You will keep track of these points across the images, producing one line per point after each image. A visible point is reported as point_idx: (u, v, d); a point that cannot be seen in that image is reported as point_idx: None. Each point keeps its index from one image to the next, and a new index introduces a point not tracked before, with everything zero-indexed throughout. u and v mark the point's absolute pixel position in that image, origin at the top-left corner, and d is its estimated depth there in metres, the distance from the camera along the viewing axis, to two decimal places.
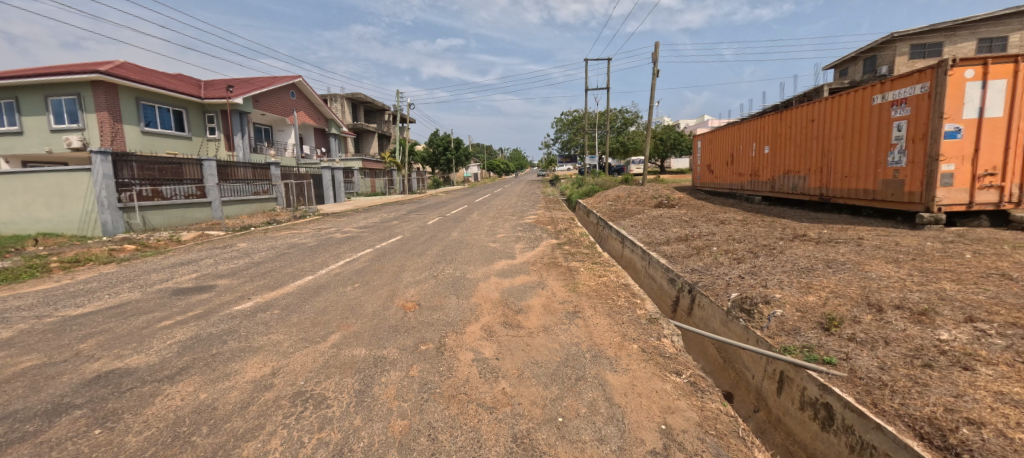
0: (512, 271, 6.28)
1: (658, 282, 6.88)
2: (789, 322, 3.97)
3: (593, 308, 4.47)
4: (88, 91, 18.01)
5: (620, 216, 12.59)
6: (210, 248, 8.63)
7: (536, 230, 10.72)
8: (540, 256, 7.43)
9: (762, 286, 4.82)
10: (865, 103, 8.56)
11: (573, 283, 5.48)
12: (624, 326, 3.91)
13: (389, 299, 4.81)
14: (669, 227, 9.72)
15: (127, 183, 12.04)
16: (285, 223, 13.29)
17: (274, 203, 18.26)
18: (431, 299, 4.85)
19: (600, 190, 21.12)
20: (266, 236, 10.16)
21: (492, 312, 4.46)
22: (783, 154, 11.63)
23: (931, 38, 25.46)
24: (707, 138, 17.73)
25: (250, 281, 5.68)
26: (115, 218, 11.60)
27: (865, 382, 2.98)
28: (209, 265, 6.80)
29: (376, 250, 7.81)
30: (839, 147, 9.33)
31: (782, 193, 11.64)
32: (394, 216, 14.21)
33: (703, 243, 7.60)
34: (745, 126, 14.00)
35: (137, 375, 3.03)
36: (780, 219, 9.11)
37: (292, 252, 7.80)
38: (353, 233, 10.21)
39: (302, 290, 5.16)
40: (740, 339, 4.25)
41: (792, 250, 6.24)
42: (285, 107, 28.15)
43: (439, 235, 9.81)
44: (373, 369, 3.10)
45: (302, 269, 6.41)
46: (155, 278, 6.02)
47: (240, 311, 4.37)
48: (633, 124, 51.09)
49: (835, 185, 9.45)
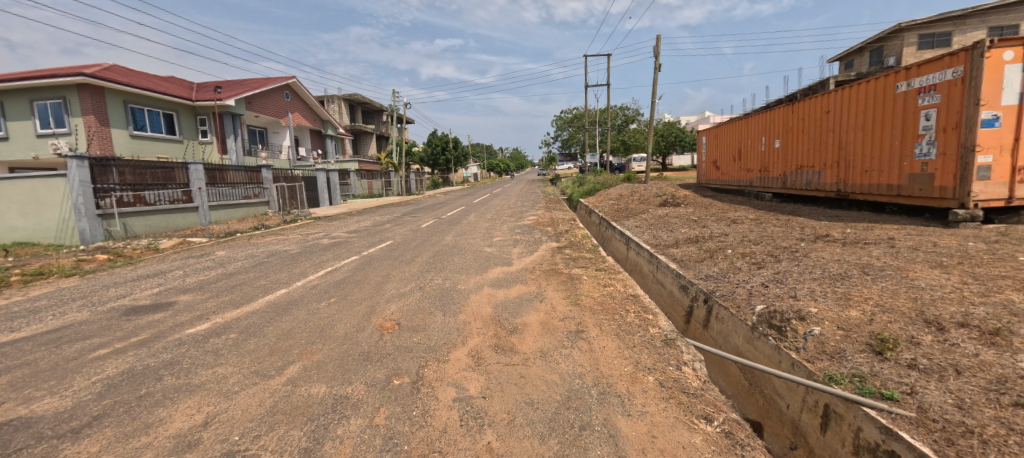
0: (508, 281, 5.68)
1: (668, 289, 6.31)
2: (830, 342, 3.36)
3: (599, 327, 3.87)
4: (73, 94, 17.45)
5: (623, 216, 12.00)
6: (185, 257, 8.05)
7: (536, 233, 10.13)
8: (540, 262, 6.82)
9: (792, 297, 4.22)
10: (887, 91, 7.95)
11: (575, 295, 4.88)
12: (636, 351, 3.31)
13: (365, 318, 4.21)
14: (677, 228, 9.08)
15: (107, 189, 11.47)
16: (274, 228, 12.74)
17: (265, 206, 17.71)
18: (413, 317, 4.24)
19: (602, 188, 20.49)
20: (249, 243, 9.58)
21: (482, 333, 3.87)
22: (795, 148, 10.99)
23: (940, 27, 24.78)
24: (712, 134, 17.10)
25: (215, 297, 5.08)
26: (94, 226, 11.02)
27: (942, 427, 2.38)
28: (177, 277, 6.21)
29: (361, 258, 7.23)
30: (857, 140, 8.73)
31: (795, 189, 11.02)
32: (387, 219, 13.56)
33: (716, 246, 6.98)
34: (753, 119, 13.35)
35: (36, 427, 2.46)
36: (796, 217, 8.48)
37: (271, 261, 7.20)
38: (341, 239, 9.61)
39: (270, 307, 4.57)
40: (771, 361, 3.65)
41: (818, 253, 5.62)
42: (279, 108, 27.59)
43: (432, 239, 9.22)
44: (330, 416, 2.51)
45: (277, 280, 5.83)
46: (111, 294, 5.42)
47: (192, 335, 3.81)
48: (634, 121, 50.49)
49: (853, 180, 8.85)
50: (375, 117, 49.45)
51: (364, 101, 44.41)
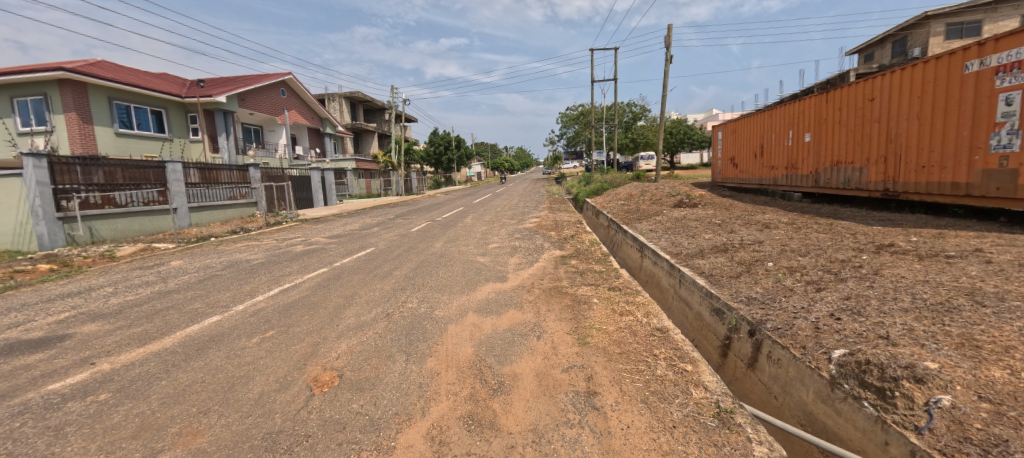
0: (498, 304, 4.54)
1: (694, 311, 5.22)
2: (976, 425, 2.17)
3: (617, 386, 2.72)
4: (54, 90, 16.61)
5: (635, 218, 10.85)
6: (134, 268, 6.99)
7: (538, 238, 9.02)
8: (540, 276, 5.70)
9: (884, 339, 3.05)
10: (950, 72, 6.73)
11: (582, 328, 3.72)
12: (679, 439, 2.17)
13: (297, 367, 3.07)
14: (699, 233, 7.92)
15: (68, 190, 10.47)
16: (253, 232, 11.75)
17: (253, 208, 16.78)
18: (363, 365, 3.10)
19: (610, 187, 19.34)
20: (215, 250, 8.50)
21: (453, 392, 2.75)
22: (829, 142, 9.75)
23: (969, 15, 23.27)
24: (729, 129, 15.85)
25: (124, 329, 3.99)
26: (54, 230, 10.03)
27: None
28: (100, 297, 5.10)
29: (331, 271, 6.13)
30: (910, 131, 7.51)
31: (829, 188, 9.79)
32: (377, 222, 12.53)
33: (752, 257, 5.83)
34: (778, 111, 12.11)
35: None
36: (840, 221, 7.29)
37: (224, 274, 6.11)
38: (317, 245, 8.51)
39: (182, 347, 3.48)
40: (870, 441, 2.51)
41: (892, 269, 4.44)
42: (275, 106, 26.65)
43: (419, 247, 8.09)
44: None
45: (216, 302, 4.73)
46: (4, 321, 4.34)
47: (48, 395, 2.74)
48: (642, 118, 49.15)
49: (905, 177, 7.64)
50: (376, 115, 48.53)
51: (365, 100, 43.57)
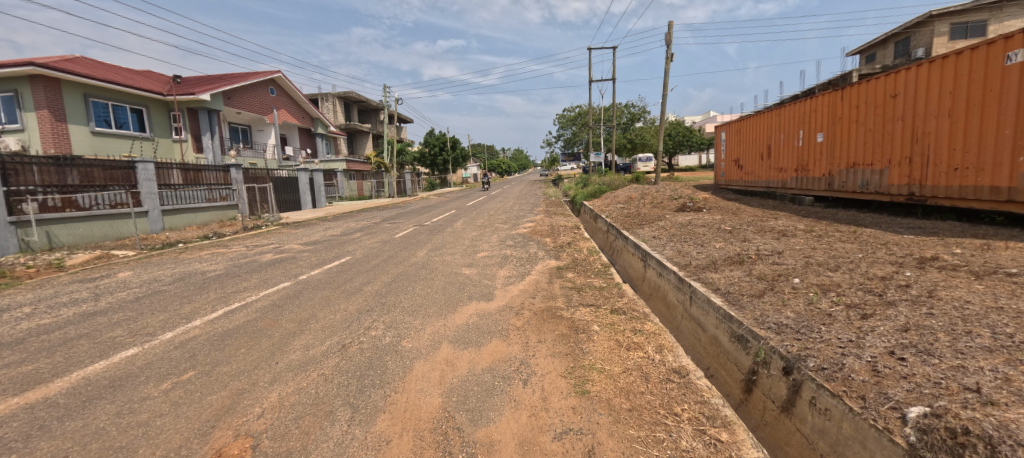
0: (480, 332, 3.80)
1: (709, 334, 4.48)
2: None
3: None
4: (25, 86, 15.74)
5: (637, 223, 10.14)
6: (74, 281, 6.21)
7: (532, 245, 8.30)
8: (532, 293, 4.97)
9: (976, 395, 2.33)
10: (988, 65, 6.06)
11: (581, 369, 2.99)
12: None
13: (201, 432, 2.31)
14: (708, 241, 7.21)
15: (22, 192, 9.64)
16: (227, 237, 10.95)
17: (234, 210, 15.94)
18: (291, 429, 2.34)
19: (608, 190, 18.65)
20: (174, 259, 7.68)
21: None
22: (845, 142, 9.07)
23: (974, 15, 22.74)
24: (733, 129, 15.18)
25: (11, 367, 3.21)
26: (4, 236, 9.19)
27: None
28: (10, 320, 4.31)
29: (292, 287, 5.35)
30: (939, 130, 6.83)
31: (845, 191, 9.11)
32: (361, 226, 11.75)
33: (773, 271, 5.12)
34: (787, 110, 11.43)
35: None
36: (864, 229, 6.60)
37: (169, 290, 5.32)
38: (288, 254, 7.71)
39: (66, 398, 2.70)
40: None
41: (948, 290, 3.73)
42: (262, 105, 25.83)
43: (400, 256, 7.32)
44: None
45: (144, 328, 3.96)
46: None
47: None
48: (640, 119, 48.61)
49: (933, 180, 6.96)
50: (371, 116, 47.77)
51: (359, 100, 42.81)
